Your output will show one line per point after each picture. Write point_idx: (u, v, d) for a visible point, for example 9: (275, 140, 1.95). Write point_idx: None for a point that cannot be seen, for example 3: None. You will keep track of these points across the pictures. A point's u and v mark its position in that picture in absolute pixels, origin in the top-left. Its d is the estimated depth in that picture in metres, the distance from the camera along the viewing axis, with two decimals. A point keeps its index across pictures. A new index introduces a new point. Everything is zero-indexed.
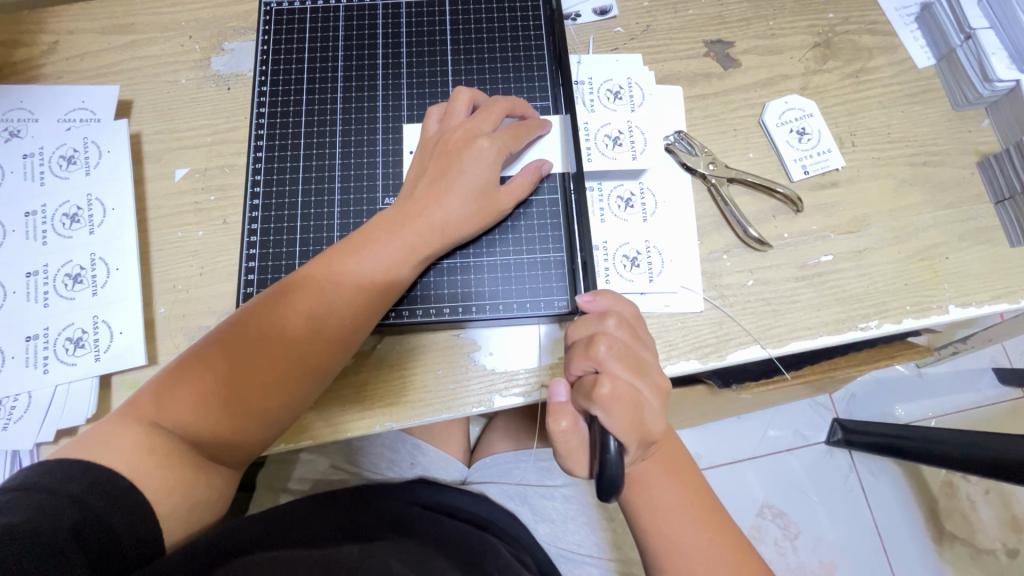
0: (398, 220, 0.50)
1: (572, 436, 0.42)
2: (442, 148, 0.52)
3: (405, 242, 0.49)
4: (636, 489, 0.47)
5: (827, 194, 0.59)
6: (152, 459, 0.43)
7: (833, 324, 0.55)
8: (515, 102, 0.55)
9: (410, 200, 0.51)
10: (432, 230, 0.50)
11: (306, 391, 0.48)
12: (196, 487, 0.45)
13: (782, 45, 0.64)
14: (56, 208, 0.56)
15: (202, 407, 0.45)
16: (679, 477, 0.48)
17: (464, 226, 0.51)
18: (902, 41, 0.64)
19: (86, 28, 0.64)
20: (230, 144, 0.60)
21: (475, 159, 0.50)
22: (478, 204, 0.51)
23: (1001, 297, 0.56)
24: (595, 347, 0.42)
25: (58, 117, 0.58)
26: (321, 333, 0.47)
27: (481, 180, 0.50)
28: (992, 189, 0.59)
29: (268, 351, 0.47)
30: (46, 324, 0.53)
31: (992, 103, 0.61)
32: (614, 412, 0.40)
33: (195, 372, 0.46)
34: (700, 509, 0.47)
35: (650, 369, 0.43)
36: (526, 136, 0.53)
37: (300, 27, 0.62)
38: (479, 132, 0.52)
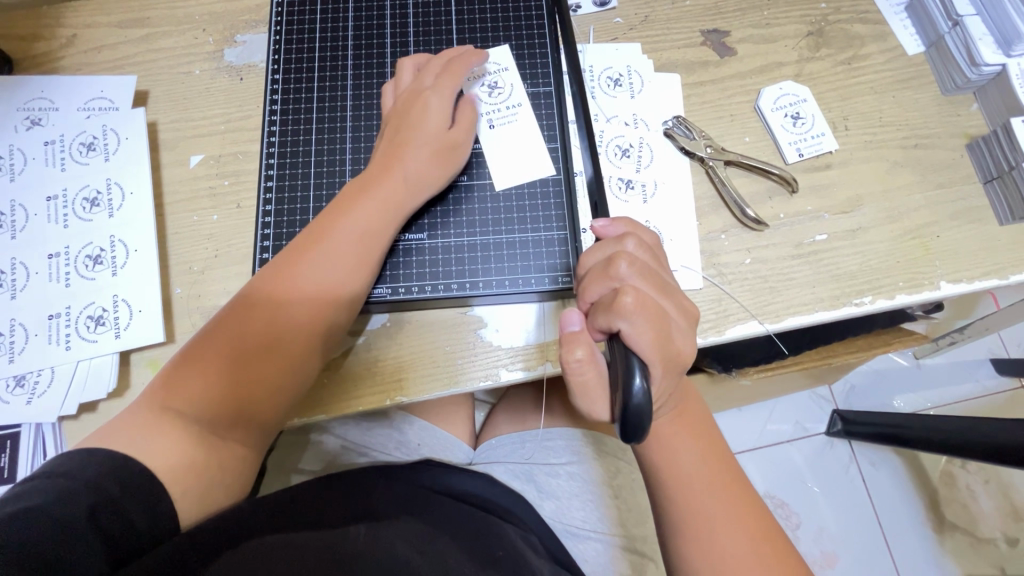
0: (371, 180, 0.52)
1: (588, 364, 0.43)
2: (395, 112, 0.55)
3: (379, 197, 0.51)
4: (658, 447, 0.49)
5: (822, 176, 0.61)
6: (164, 444, 0.45)
7: (828, 301, 0.57)
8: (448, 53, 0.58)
9: (378, 163, 0.53)
10: (402, 186, 0.52)
11: (312, 351, 0.50)
12: (211, 468, 0.47)
13: (777, 34, 0.66)
14: (76, 193, 0.58)
15: (212, 377, 0.47)
16: (695, 437, 0.50)
17: (429, 170, 0.53)
18: (892, 29, 0.66)
19: (103, 21, 0.66)
20: (243, 132, 0.62)
21: (426, 111, 0.53)
22: (439, 148, 0.53)
23: (992, 274, 0.58)
24: (615, 265, 0.44)
25: (77, 106, 0.60)
26: (317, 295, 0.49)
27: (438, 128, 0.53)
28: (982, 170, 0.61)
29: (265, 316, 0.49)
30: (68, 304, 0.55)
31: (980, 88, 0.63)
32: (638, 322, 0.41)
33: (201, 348, 0.48)
34: (720, 476, 0.49)
35: (672, 290, 0.46)
36: (464, 71, 0.56)
37: (310, 18, 0.64)
38: (423, 88, 0.55)
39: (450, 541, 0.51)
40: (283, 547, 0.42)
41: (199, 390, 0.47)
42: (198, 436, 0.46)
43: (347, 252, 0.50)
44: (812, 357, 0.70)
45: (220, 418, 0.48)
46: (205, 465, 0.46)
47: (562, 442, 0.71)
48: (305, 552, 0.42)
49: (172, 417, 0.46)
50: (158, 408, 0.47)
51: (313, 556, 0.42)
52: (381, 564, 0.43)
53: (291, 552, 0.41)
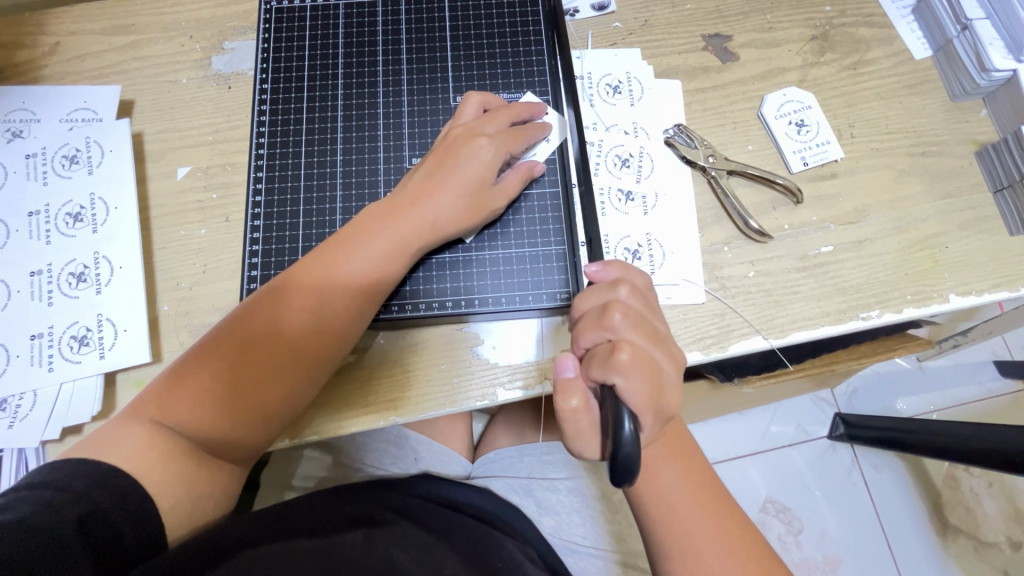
0: (392, 212, 0.50)
1: (581, 414, 0.43)
2: (443, 144, 0.53)
3: (402, 233, 0.49)
4: (644, 477, 0.47)
5: (827, 185, 0.59)
6: (156, 457, 0.43)
7: (833, 315, 0.56)
8: (520, 108, 0.55)
9: (404, 192, 0.51)
10: (424, 225, 0.50)
11: (306, 388, 0.48)
12: (200, 482, 0.45)
13: (780, 39, 0.64)
14: (59, 208, 0.56)
15: (206, 400, 0.46)
16: (682, 463, 0.48)
17: (454, 223, 0.51)
18: (899, 33, 0.64)
19: (86, 29, 0.64)
20: (231, 142, 0.60)
21: (473, 157, 0.51)
22: (470, 202, 0.51)
23: (1002, 285, 0.57)
24: (609, 315, 0.43)
25: (60, 118, 0.59)
26: (321, 328, 0.48)
27: (478, 177, 0.51)
28: (991, 178, 0.59)
29: (270, 347, 0.47)
30: (50, 323, 0.53)
31: (989, 94, 0.61)
32: (633, 379, 0.40)
33: (200, 364, 0.47)
34: (712, 512, 0.47)
35: (664, 340, 0.44)
36: (526, 138, 0.54)
37: (300, 24, 0.62)
38: (480, 132, 0.52)
39: (450, 552, 0.51)
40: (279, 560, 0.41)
41: (189, 412, 0.45)
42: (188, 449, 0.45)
43: (359, 285, 0.49)
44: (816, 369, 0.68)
45: (212, 437, 0.46)
46: (192, 482, 0.45)
47: (562, 457, 0.69)
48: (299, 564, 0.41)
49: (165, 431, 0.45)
50: (151, 421, 0.45)
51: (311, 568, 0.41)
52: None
53: (287, 565, 0.41)
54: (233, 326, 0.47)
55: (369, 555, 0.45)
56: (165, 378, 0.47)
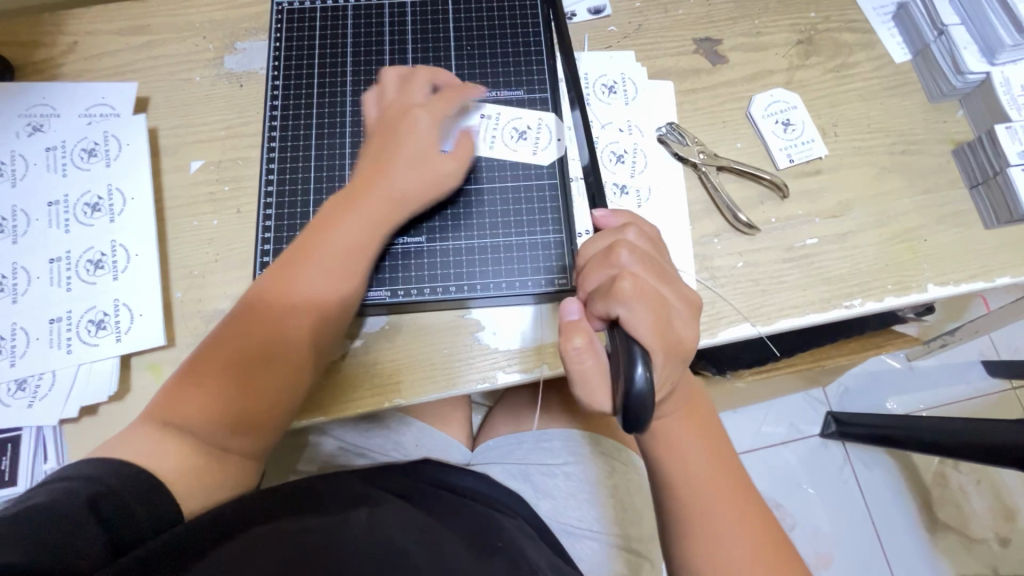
0: (352, 197, 0.52)
1: (587, 352, 0.43)
2: (381, 128, 0.56)
3: (365, 210, 0.52)
4: (668, 450, 0.50)
5: (812, 181, 0.62)
6: (168, 452, 0.46)
7: (819, 303, 0.58)
8: (435, 70, 0.60)
9: (359, 177, 0.53)
10: (383, 200, 0.52)
11: (301, 364, 0.50)
12: (210, 466, 0.47)
13: (767, 42, 0.67)
14: (78, 198, 0.58)
15: (212, 391, 0.48)
16: (703, 435, 0.51)
17: (415, 192, 0.53)
18: (880, 38, 0.68)
19: (104, 29, 0.67)
20: (243, 138, 0.63)
21: (411, 130, 0.54)
22: (425, 171, 0.54)
23: (978, 277, 0.60)
24: (615, 254, 0.45)
25: (79, 112, 0.61)
26: (309, 308, 0.50)
27: (423, 147, 0.54)
28: (967, 174, 0.62)
29: (261, 332, 0.50)
30: (69, 308, 0.55)
31: (965, 95, 0.64)
32: (637, 309, 0.41)
33: (198, 359, 0.49)
34: (730, 487, 0.49)
35: (672, 277, 0.46)
36: (452, 101, 0.57)
37: (311, 25, 0.65)
38: (408, 108, 0.56)
39: (448, 532, 0.53)
40: (288, 531, 0.44)
41: (198, 403, 0.48)
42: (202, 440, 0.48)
43: (335, 263, 0.51)
44: (805, 360, 0.71)
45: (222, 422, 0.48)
46: (204, 469, 0.47)
47: (559, 444, 0.71)
48: (304, 542, 0.43)
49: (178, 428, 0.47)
50: (160, 422, 0.47)
51: (317, 541, 0.44)
52: (385, 550, 0.45)
53: (294, 541, 0.43)
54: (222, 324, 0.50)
55: (372, 531, 0.47)
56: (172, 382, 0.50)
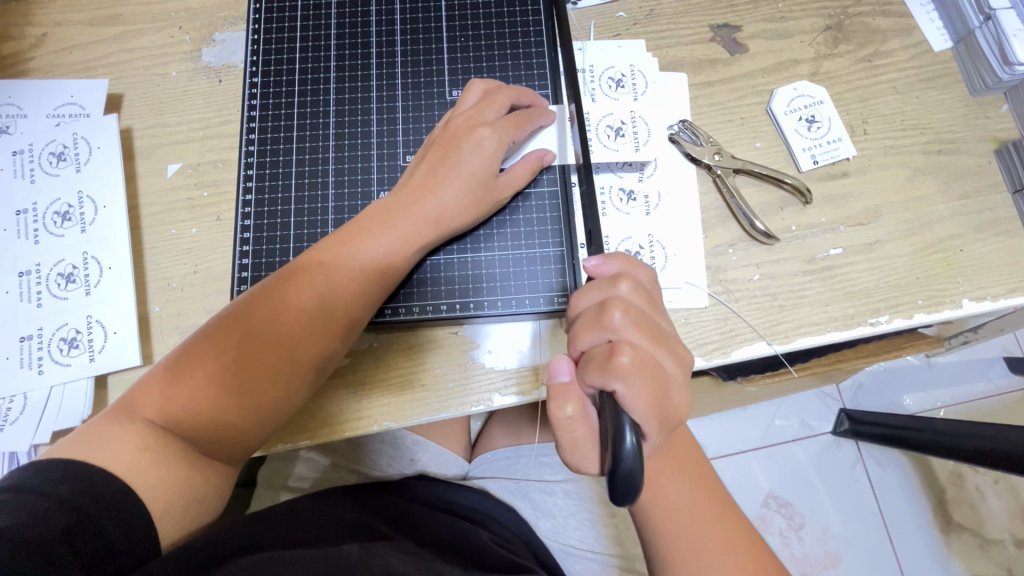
0: (395, 209, 0.48)
1: (578, 421, 0.40)
2: (442, 137, 0.50)
3: (406, 230, 0.48)
4: (651, 496, 0.46)
5: (838, 185, 0.57)
6: (152, 460, 0.40)
7: (842, 320, 0.54)
8: (519, 90, 0.53)
9: (407, 189, 0.49)
10: (428, 221, 0.48)
11: (298, 391, 0.46)
12: (192, 484, 0.42)
13: (792, 29, 0.61)
14: (47, 206, 0.55)
15: (202, 397, 0.43)
16: (687, 471, 0.47)
17: (460, 217, 0.49)
18: (918, 24, 0.61)
19: (74, 20, 0.62)
20: (222, 138, 0.58)
21: (474, 149, 0.48)
22: (476, 194, 0.49)
23: (1018, 290, 0.54)
24: (608, 314, 0.40)
25: (47, 113, 0.57)
26: (321, 321, 0.46)
27: (481, 170, 0.49)
28: (1010, 177, 0.56)
29: (265, 340, 0.44)
30: (40, 325, 0.52)
31: (1011, 88, 0.58)
32: (634, 384, 0.37)
33: (192, 361, 0.44)
34: (720, 525, 0.46)
35: (668, 338, 0.41)
36: (527, 123, 0.51)
37: (292, 15, 0.60)
38: (479, 121, 0.50)
39: (442, 558, 0.49)
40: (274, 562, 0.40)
41: (182, 406, 0.42)
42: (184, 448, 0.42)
43: (363, 281, 0.47)
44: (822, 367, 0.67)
45: (205, 439, 0.43)
46: (188, 483, 0.41)
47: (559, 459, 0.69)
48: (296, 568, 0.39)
49: (166, 434, 0.41)
50: (140, 418, 0.41)
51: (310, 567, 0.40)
52: None
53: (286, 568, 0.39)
54: (226, 328, 0.44)
55: (367, 559, 0.44)
56: (155, 378, 0.43)
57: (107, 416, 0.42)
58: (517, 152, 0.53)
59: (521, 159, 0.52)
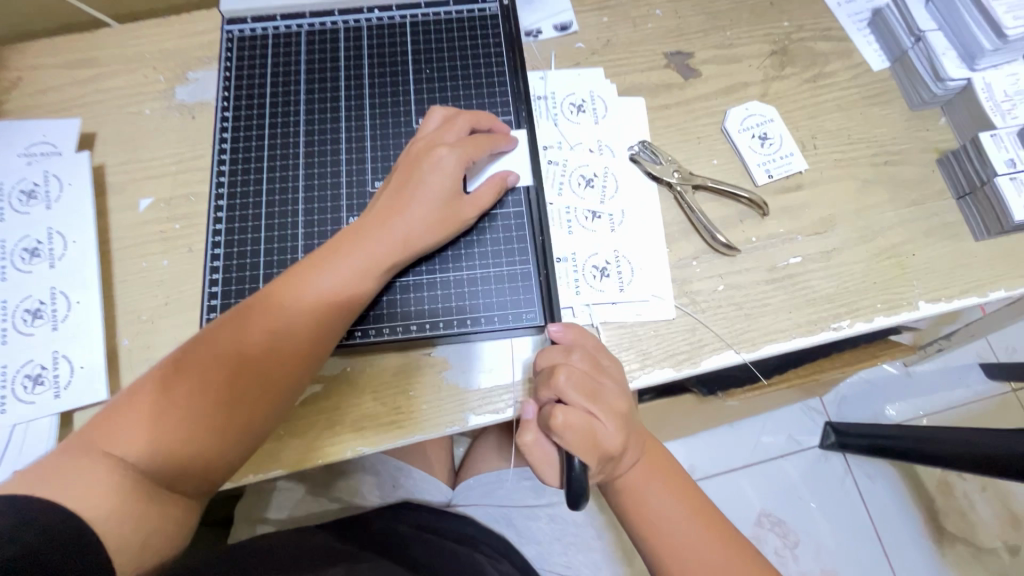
0: (360, 232, 0.49)
1: (536, 450, 0.45)
2: (405, 160, 0.52)
3: (371, 252, 0.48)
4: (638, 511, 0.47)
5: (792, 197, 0.60)
6: (105, 493, 0.38)
7: (805, 326, 0.55)
8: (478, 114, 0.55)
9: (372, 212, 0.50)
10: (394, 241, 0.49)
11: (263, 417, 0.45)
12: (157, 523, 0.40)
13: (740, 54, 0.65)
14: (15, 243, 0.55)
15: (161, 427, 0.42)
16: (670, 483, 0.48)
17: (426, 237, 0.50)
18: (856, 46, 0.66)
19: (48, 64, 0.64)
20: (194, 172, 0.59)
21: (435, 170, 0.50)
22: (440, 215, 0.50)
23: (971, 290, 0.57)
24: (554, 376, 0.45)
25: (17, 152, 0.57)
26: (287, 344, 0.46)
27: (443, 191, 0.50)
28: (953, 183, 0.60)
29: (230, 365, 0.44)
30: (4, 362, 0.51)
31: (947, 103, 0.62)
32: (569, 436, 0.42)
33: (150, 391, 0.43)
34: (711, 532, 0.46)
35: (612, 396, 0.45)
36: (486, 145, 0.53)
37: (262, 52, 0.62)
38: (440, 144, 0.52)
39: None
40: None
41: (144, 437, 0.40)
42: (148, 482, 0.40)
43: (328, 303, 0.47)
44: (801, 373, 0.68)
45: (161, 472, 0.41)
46: (146, 517, 0.39)
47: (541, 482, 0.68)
48: None
49: (126, 471, 0.40)
50: (101, 452, 0.40)
51: None
52: None
53: None
54: (186, 356, 0.44)
55: None
56: (112, 409, 0.42)
57: (59, 451, 0.40)
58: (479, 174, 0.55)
59: (485, 180, 0.54)
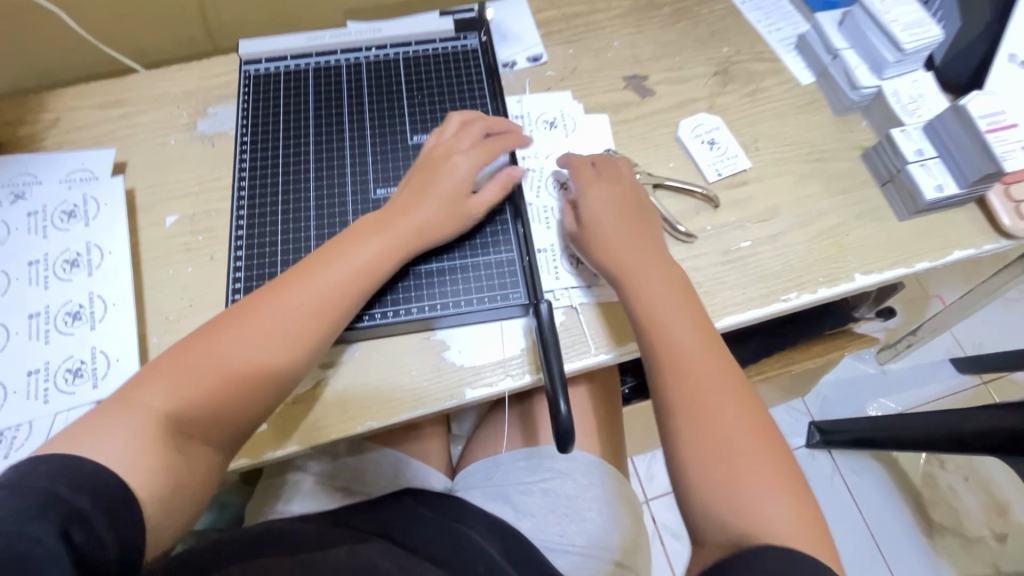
0: (384, 220, 0.57)
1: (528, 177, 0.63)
2: (424, 162, 0.61)
3: (392, 237, 0.56)
4: (687, 394, 0.50)
5: (740, 191, 0.69)
6: (142, 450, 0.44)
7: (759, 299, 0.63)
8: (492, 122, 0.64)
9: (394, 205, 0.58)
10: (411, 231, 0.57)
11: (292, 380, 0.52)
12: (181, 472, 0.46)
13: (688, 76, 0.76)
14: (57, 256, 0.61)
15: (209, 381, 0.48)
16: (733, 386, 0.50)
17: (438, 228, 0.58)
18: (786, 65, 0.77)
19: (84, 105, 0.73)
20: (215, 191, 0.67)
21: (450, 172, 0.59)
22: (450, 209, 0.59)
23: (899, 263, 0.65)
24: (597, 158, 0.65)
25: (58, 179, 0.65)
26: (319, 316, 0.52)
27: (454, 189, 0.59)
28: (876, 174, 0.69)
29: (273, 330, 0.50)
30: (47, 359, 0.57)
31: (865, 108, 0.72)
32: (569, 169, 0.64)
33: (201, 348, 0.49)
34: (756, 438, 0.47)
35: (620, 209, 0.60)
36: (497, 151, 0.62)
37: (275, 87, 0.71)
38: (455, 149, 0.61)
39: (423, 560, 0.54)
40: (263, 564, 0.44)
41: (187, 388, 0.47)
42: (182, 429, 0.46)
43: (353, 281, 0.54)
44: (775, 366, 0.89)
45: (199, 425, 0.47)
46: (174, 475, 0.45)
47: (534, 460, 0.73)
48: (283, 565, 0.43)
49: (164, 425, 0.46)
50: (149, 400, 0.46)
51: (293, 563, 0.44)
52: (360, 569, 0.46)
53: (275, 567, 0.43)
54: (233, 319, 0.50)
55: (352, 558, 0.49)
56: (165, 362, 0.48)
57: (114, 400, 0.46)
58: (489, 172, 0.64)
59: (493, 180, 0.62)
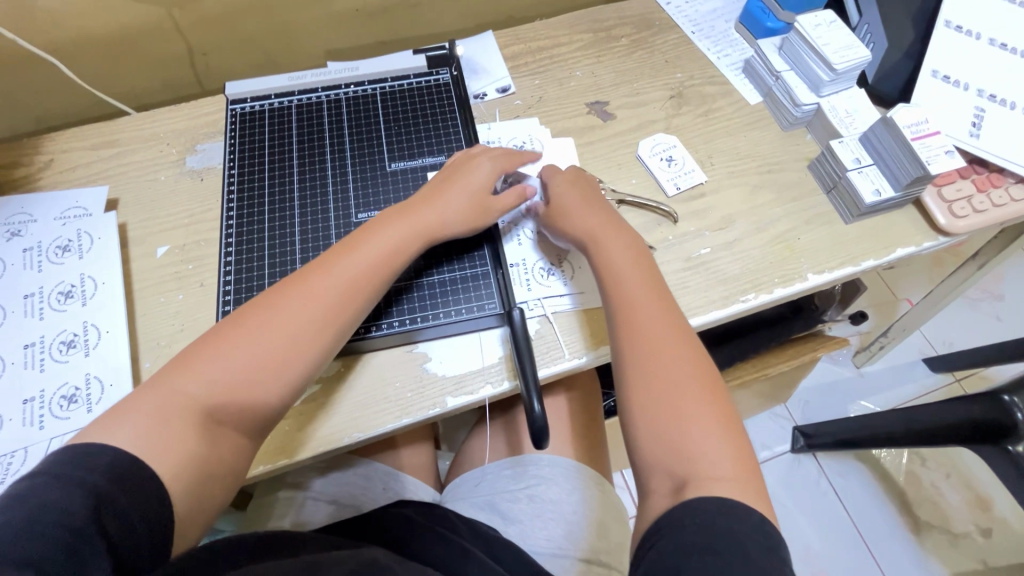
0: (409, 211, 0.62)
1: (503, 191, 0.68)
2: (449, 167, 0.67)
3: (416, 226, 0.61)
4: (643, 363, 0.53)
5: (698, 203, 0.74)
6: (168, 442, 0.46)
7: (720, 301, 0.67)
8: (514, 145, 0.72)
9: (419, 199, 0.63)
10: (432, 222, 0.62)
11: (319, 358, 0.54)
12: (209, 464, 0.48)
13: (646, 100, 0.82)
14: (52, 288, 0.64)
15: (245, 354, 0.51)
16: (690, 358, 0.53)
17: (457, 220, 0.63)
18: (735, 87, 0.83)
19: (77, 146, 0.77)
20: (204, 222, 0.71)
21: (473, 172, 0.65)
22: (472, 204, 0.64)
23: (847, 262, 0.70)
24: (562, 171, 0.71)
25: (53, 216, 0.68)
26: (346, 296, 0.56)
27: (477, 186, 0.64)
28: (821, 182, 0.75)
29: (305, 306, 0.54)
30: (42, 387, 0.59)
31: (808, 123, 0.79)
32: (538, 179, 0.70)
33: (240, 323, 0.53)
34: (708, 402, 0.50)
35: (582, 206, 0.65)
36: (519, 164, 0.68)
37: (261, 123, 0.76)
38: (478, 156, 0.67)
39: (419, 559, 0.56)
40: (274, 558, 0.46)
41: (218, 364, 0.50)
42: (213, 410, 0.49)
43: (377, 264, 0.58)
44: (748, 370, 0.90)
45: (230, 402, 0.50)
46: (199, 465, 0.47)
47: (518, 469, 0.75)
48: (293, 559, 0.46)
49: (195, 409, 0.48)
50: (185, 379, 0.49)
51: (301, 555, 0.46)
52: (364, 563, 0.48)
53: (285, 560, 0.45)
54: (269, 296, 0.55)
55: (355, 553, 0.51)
56: (206, 339, 0.52)
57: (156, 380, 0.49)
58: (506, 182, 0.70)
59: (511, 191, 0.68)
